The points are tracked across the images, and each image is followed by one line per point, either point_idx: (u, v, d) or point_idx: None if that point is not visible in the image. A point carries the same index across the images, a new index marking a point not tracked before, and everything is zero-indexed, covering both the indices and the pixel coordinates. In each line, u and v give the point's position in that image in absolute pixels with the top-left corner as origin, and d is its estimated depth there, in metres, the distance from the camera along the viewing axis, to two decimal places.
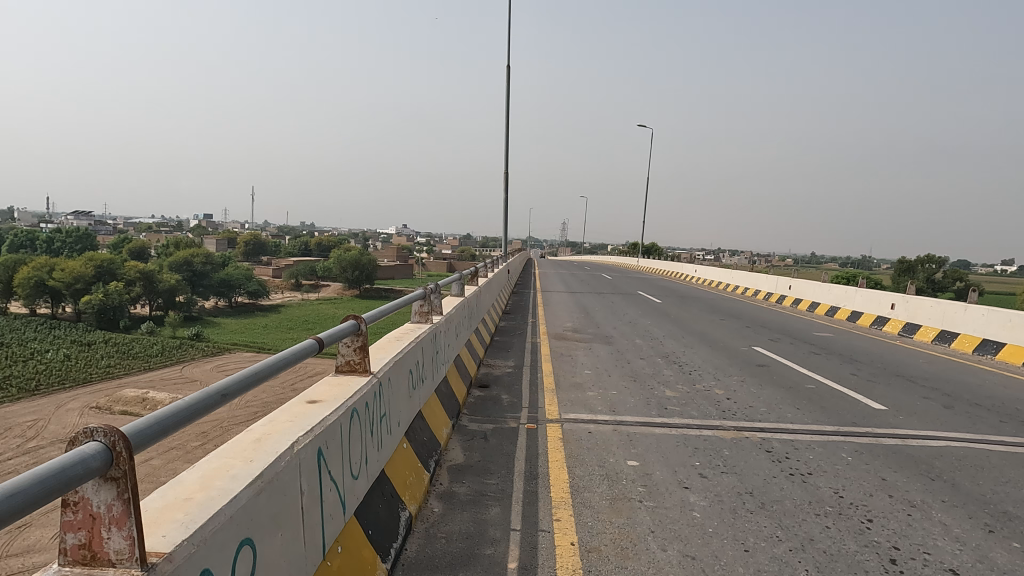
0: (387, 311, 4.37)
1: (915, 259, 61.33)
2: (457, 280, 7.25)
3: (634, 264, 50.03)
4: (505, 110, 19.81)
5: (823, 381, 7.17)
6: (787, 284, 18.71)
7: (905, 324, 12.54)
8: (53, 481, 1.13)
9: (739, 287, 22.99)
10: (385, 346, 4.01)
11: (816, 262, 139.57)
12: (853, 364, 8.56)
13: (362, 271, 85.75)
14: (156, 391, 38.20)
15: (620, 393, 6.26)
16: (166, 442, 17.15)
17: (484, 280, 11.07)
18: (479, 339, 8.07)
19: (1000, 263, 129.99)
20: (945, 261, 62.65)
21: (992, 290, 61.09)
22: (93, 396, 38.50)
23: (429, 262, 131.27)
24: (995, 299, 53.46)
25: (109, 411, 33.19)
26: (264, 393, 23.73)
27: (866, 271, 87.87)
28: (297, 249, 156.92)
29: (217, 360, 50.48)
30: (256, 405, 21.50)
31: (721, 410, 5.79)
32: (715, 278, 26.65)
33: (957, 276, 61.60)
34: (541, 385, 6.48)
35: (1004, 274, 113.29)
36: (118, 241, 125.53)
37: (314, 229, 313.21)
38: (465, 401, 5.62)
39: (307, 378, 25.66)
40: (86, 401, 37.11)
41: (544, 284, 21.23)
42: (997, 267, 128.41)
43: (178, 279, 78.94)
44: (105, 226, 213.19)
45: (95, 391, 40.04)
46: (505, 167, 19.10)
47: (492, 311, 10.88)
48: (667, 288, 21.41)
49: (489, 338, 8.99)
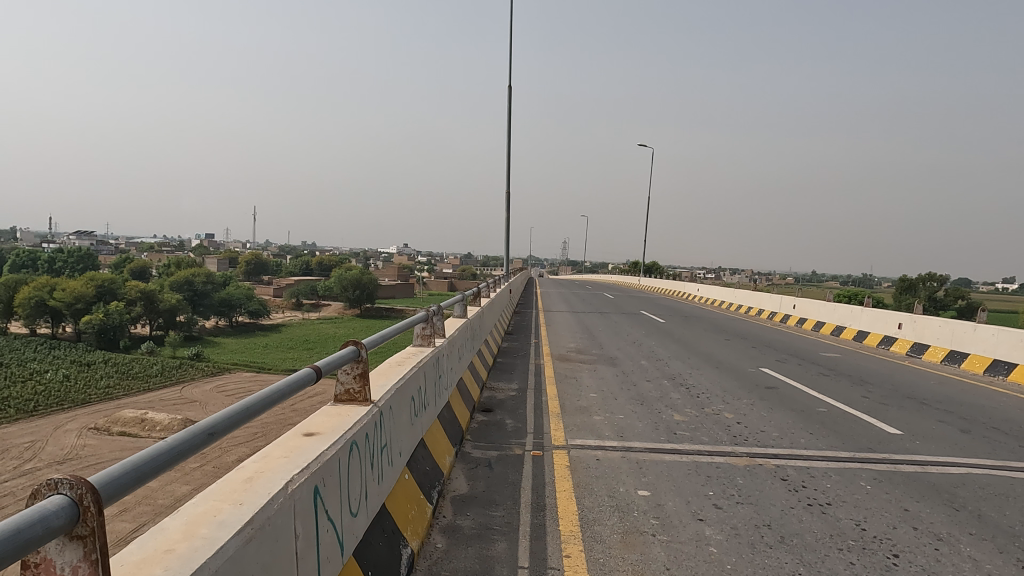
0: (389, 336, 4.18)
1: (915, 278, 61.25)
2: (458, 300, 7.12)
3: (635, 282, 49.83)
4: (506, 130, 19.96)
5: (834, 404, 6.98)
6: (792, 303, 18.57)
7: (913, 343, 12.39)
8: (2, 550, 0.97)
9: (743, 306, 22.86)
10: (386, 371, 3.86)
11: (816, 280, 138.98)
12: (865, 386, 8.37)
13: (363, 291, 85.92)
14: (156, 412, 38.00)
15: (627, 418, 6.09)
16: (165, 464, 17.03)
17: (485, 300, 10.91)
18: (481, 361, 7.90)
19: (1001, 283, 128.55)
20: (946, 277, 62.82)
21: (995, 309, 60.69)
22: (91, 417, 38.37)
23: (431, 281, 131.57)
24: (997, 318, 53.05)
25: (108, 432, 33.11)
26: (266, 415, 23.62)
27: (868, 287, 87.75)
28: (298, 267, 157.39)
29: (216, 381, 50.35)
30: (256, 428, 21.37)
31: (732, 435, 5.61)
32: (717, 297, 26.57)
33: (957, 293, 61.47)
34: (546, 409, 6.30)
35: (1002, 292, 113.31)
36: (122, 261, 126.96)
37: (315, 248, 313.16)
38: (468, 426, 5.45)
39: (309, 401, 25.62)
40: (84, 422, 36.97)
41: (546, 303, 21.16)
42: (997, 286, 127.14)
43: (179, 299, 79.27)
44: (105, 246, 214.70)
45: (93, 413, 39.98)
46: (506, 187, 19.14)
47: (494, 332, 10.73)
48: (670, 307, 21.34)
49: (491, 360, 8.82)
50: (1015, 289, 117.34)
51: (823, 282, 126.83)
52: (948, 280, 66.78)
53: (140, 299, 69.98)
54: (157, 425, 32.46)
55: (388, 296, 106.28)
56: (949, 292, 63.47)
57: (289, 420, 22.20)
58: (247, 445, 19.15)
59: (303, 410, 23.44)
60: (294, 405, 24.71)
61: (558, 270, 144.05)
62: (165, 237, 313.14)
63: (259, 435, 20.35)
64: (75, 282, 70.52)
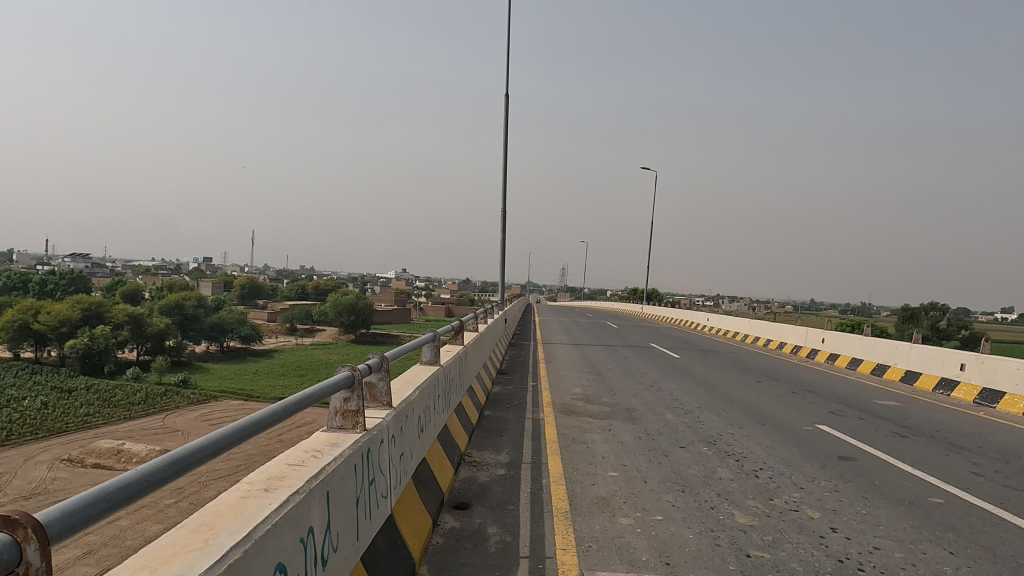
0: (237, 435, 2.19)
1: (917, 307, 59.85)
2: (430, 341, 5.13)
3: (637, 312, 48.06)
4: (503, 145, 18.28)
5: (948, 490, 5.02)
6: (820, 337, 16.64)
7: (982, 390, 10.41)
8: None
9: (760, 338, 20.94)
10: (217, 516, 1.85)
11: (816, 308, 137.50)
12: (963, 453, 6.42)
13: (358, 316, 84.16)
14: (134, 442, 35.90)
15: (669, 521, 4.11)
16: (137, 501, 15.33)
17: (473, 334, 8.95)
18: (461, 423, 5.90)
19: (998, 314, 127.39)
20: (948, 309, 61.38)
21: (999, 340, 59.19)
22: (65, 448, 36.27)
23: (429, 306, 130.12)
24: (1007, 348, 51.27)
25: (82, 464, 31.05)
26: (251, 446, 21.73)
27: (867, 317, 86.47)
28: (295, 292, 156.10)
29: (201, 410, 48.26)
30: (238, 461, 19.47)
31: (837, 559, 3.65)
32: (730, 327, 24.70)
33: (962, 323, 59.93)
34: (548, 505, 4.32)
35: (997, 323, 112.69)
36: (116, 284, 125.83)
37: (314, 272, 313.16)
38: (425, 550, 3.47)
39: (298, 433, 23.81)
40: (57, 453, 34.86)
41: (545, 334, 19.32)
42: (994, 316, 126.00)
43: (169, 324, 77.42)
44: (100, 269, 214.23)
45: (69, 442, 37.89)
46: (502, 205, 17.51)
47: (483, 375, 8.75)
48: (681, 339, 19.47)
49: (477, 416, 6.85)
50: (1016, 318, 116.10)
51: (818, 311, 125.69)
52: (951, 309, 65.19)
53: (128, 323, 68.37)
54: (134, 458, 30.51)
55: (384, 321, 104.47)
56: (952, 322, 61.95)
57: (274, 452, 20.41)
58: (228, 478, 17.27)
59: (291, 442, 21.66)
60: (282, 435, 22.97)
61: (557, 296, 142.73)
62: (165, 260, 313.25)
63: (242, 467, 18.50)
64: (61, 305, 68.81)
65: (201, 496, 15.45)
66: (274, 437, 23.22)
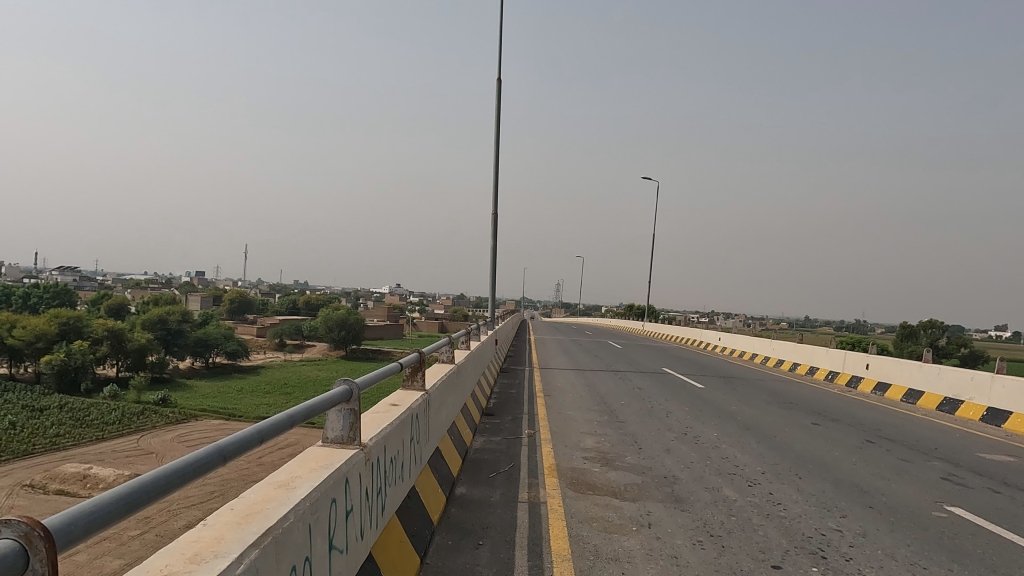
0: None
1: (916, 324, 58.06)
2: (333, 406, 2.71)
3: (636, 329, 45.94)
4: (495, 138, 16.11)
5: None
6: (863, 362, 14.30)
7: None
8: None
9: (784, 361, 18.64)
10: None
11: (808, 325, 136.00)
12: None
13: (349, 332, 81.80)
14: (102, 466, 33.31)
15: None
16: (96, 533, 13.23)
17: (449, 368, 6.48)
18: (408, 533, 3.47)
19: (992, 332, 125.76)
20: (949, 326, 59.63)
21: (1000, 358, 57.37)
22: (28, 472, 33.59)
23: (421, 322, 128.04)
24: (1015, 367, 49.42)
25: (43, 490, 28.36)
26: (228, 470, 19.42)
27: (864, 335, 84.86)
28: (285, 307, 153.49)
29: (180, 430, 45.66)
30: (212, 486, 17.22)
31: None
32: (745, 346, 22.53)
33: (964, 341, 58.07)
34: None
35: (992, 341, 111.45)
36: (100, 297, 122.70)
37: (307, 287, 313.12)
38: None
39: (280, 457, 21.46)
40: (19, 477, 32.21)
41: (543, 357, 17.01)
42: (989, 334, 124.36)
43: (151, 338, 74.65)
44: (86, 283, 210.63)
45: (34, 466, 35.26)
46: (493, 209, 15.41)
47: (461, 423, 6.29)
48: (698, 363, 17.16)
49: (442, 504, 4.42)
50: (1009, 337, 114.36)
51: (810, 328, 124.12)
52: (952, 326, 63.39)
53: (108, 338, 65.84)
54: (101, 482, 28.01)
55: (376, 336, 102.14)
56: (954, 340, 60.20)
57: (253, 476, 18.24)
58: (200, 506, 15.05)
59: (272, 466, 19.47)
60: (260, 458, 20.79)
61: (551, 312, 140.62)
62: (157, 274, 313.38)
63: (217, 493, 16.22)
64: (38, 319, 66.08)
65: (169, 528, 13.27)
66: (253, 461, 21.01)
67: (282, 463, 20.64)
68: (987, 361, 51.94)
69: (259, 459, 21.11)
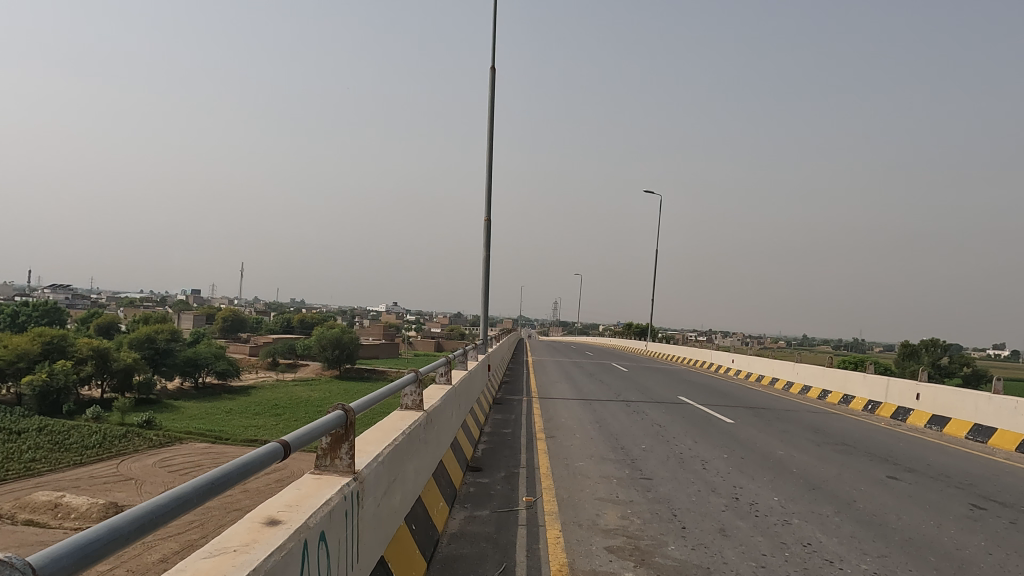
0: None
1: (919, 343, 56.23)
2: None
3: (639, 349, 44.09)
4: (488, 135, 14.35)
5: None
6: (912, 392, 12.35)
7: None
8: None
9: (811, 389, 16.67)
10: None
11: (806, 344, 134.42)
12: None
13: (342, 350, 79.67)
14: (76, 494, 31.08)
15: None
16: None
17: (409, 418, 4.50)
18: None
19: (991, 351, 123.92)
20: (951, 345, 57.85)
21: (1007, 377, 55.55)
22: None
23: (416, 341, 125.87)
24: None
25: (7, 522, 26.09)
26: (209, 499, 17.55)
27: (861, 354, 83.00)
28: (280, 326, 151.27)
29: (164, 453, 43.46)
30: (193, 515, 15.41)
31: None
32: (762, 370, 20.60)
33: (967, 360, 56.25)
34: None
35: (992, 359, 109.80)
36: (90, 316, 120.16)
37: (304, 306, 312.00)
38: None
39: (265, 485, 19.50)
40: None
41: (543, 383, 15.12)
42: (988, 352, 122.51)
43: (138, 358, 72.21)
44: (79, 301, 208.78)
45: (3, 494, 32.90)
46: (487, 214, 13.60)
47: (427, 499, 4.34)
48: (719, 391, 15.23)
49: None
50: (1009, 356, 112.55)
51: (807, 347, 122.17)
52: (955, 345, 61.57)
53: (92, 358, 63.45)
54: (73, 510, 25.82)
55: (370, 355, 99.89)
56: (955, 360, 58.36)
57: (235, 505, 16.35)
58: (176, 538, 13.26)
59: (256, 494, 17.55)
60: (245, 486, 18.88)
61: (548, 330, 138.25)
62: (153, 292, 313.17)
63: (197, 523, 14.27)
64: (20, 339, 63.65)
65: (140, 565, 11.51)
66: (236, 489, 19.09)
67: (268, 490, 18.65)
68: (993, 382, 50.11)
69: (243, 488, 19.09)
